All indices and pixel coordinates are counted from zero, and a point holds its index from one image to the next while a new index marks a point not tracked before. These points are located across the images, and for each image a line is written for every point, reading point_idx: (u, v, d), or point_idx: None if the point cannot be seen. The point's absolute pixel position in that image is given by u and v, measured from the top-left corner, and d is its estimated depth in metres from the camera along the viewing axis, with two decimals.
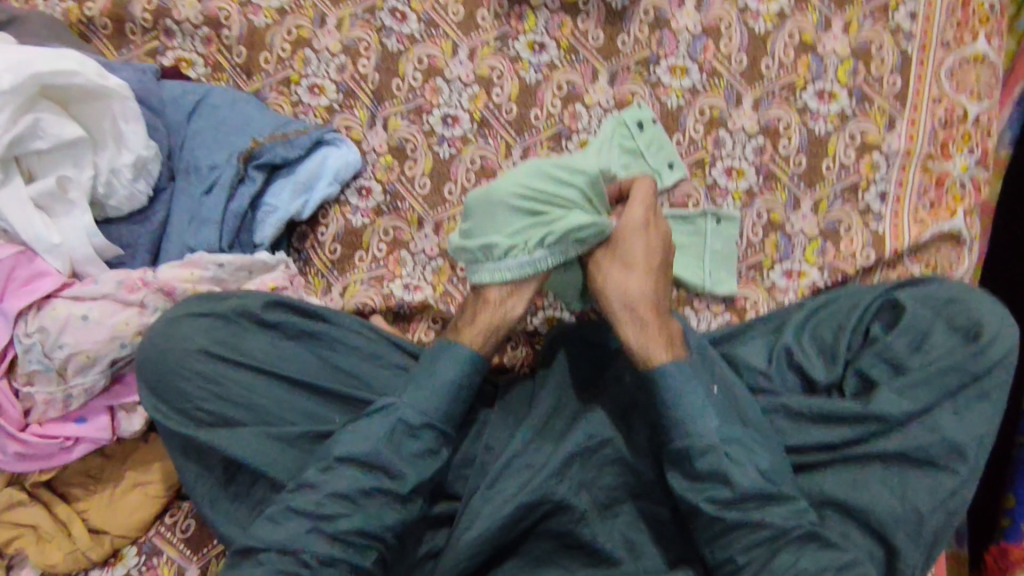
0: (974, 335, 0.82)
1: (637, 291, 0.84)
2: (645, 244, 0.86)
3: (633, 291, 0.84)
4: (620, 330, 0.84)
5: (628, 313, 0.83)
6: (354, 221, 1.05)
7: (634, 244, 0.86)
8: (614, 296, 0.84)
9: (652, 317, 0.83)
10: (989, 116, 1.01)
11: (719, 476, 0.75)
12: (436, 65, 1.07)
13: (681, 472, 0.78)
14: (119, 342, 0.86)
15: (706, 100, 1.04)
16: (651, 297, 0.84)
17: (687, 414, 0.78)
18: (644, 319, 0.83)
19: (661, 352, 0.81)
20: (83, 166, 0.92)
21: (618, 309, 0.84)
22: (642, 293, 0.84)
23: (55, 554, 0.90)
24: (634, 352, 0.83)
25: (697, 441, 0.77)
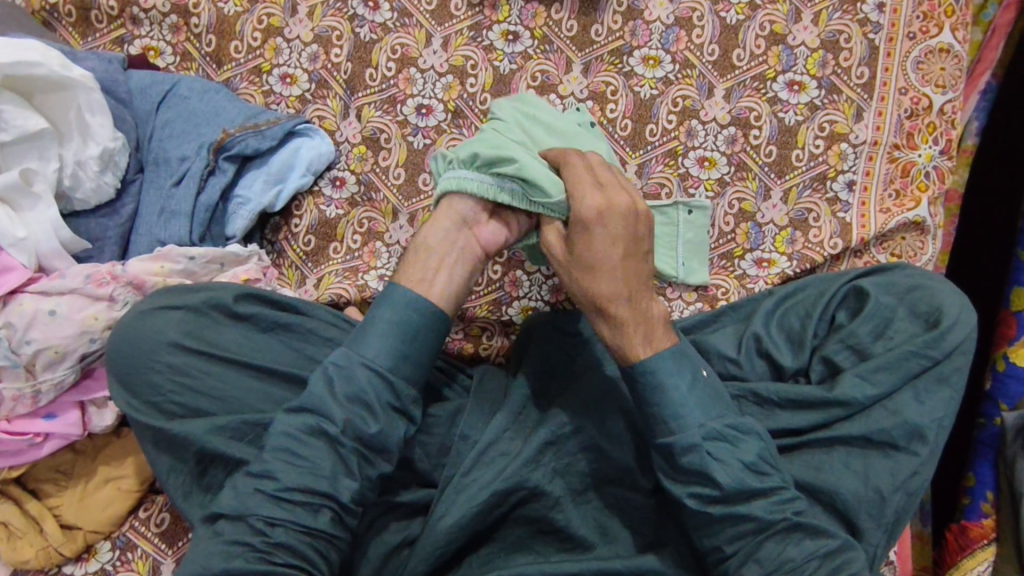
0: (935, 321, 0.84)
1: (606, 289, 0.80)
2: (604, 231, 0.81)
3: (603, 289, 0.80)
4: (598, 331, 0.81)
5: (599, 313, 0.81)
6: (328, 212, 1.04)
7: (592, 233, 0.81)
8: (584, 297, 0.82)
9: (626, 313, 0.79)
10: (952, 108, 1.03)
11: (703, 474, 0.74)
12: (409, 55, 1.06)
13: (667, 466, 0.77)
14: (88, 337, 0.86)
15: (679, 91, 1.05)
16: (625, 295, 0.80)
17: (670, 409, 0.76)
18: (619, 319, 0.79)
19: (638, 350, 0.78)
20: (48, 158, 0.91)
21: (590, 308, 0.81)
22: (607, 291, 0.80)
23: (27, 550, 0.89)
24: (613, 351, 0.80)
25: (680, 439, 0.75)
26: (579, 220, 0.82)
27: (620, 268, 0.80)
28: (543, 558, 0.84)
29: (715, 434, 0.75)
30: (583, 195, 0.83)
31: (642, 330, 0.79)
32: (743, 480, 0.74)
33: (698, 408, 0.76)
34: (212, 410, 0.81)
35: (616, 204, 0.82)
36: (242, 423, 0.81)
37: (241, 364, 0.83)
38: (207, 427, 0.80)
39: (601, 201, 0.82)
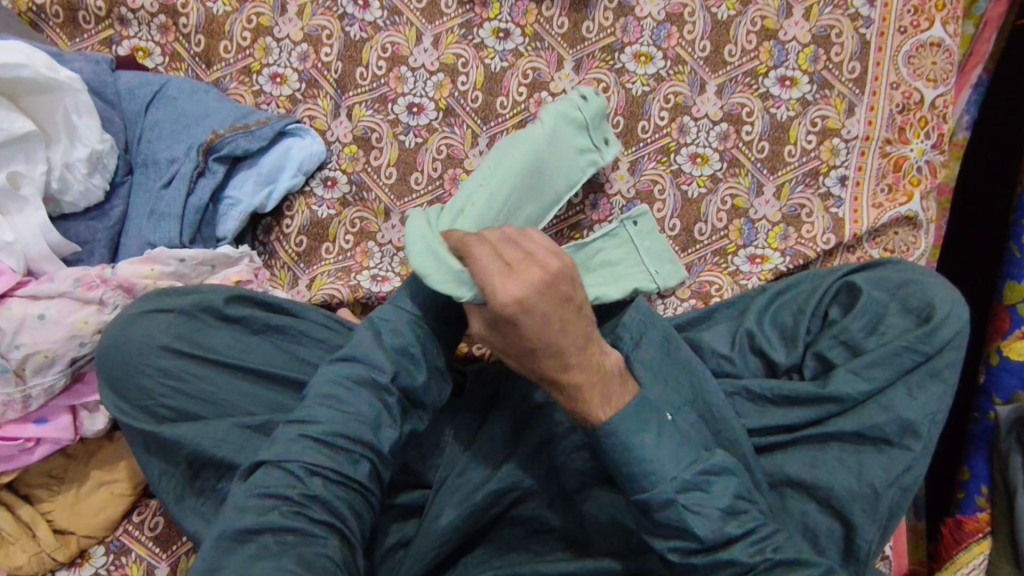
0: (927, 316, 0.84)
1: (550, 370, 0.76)
2: (532, 318, 0.73)
3: (549, 369, 0.76)
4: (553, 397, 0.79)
5: (551, 385, 0.78)
6: (320, 212, 1.04)
7: (519, 326, 0.74)
8: (530, 373, 0.78)
9: (580, 384, 0.77)
10: (944, 102, 1.03)
11: (679, 530, 0.74)
12: (399, 53, 1.06)
13: (645, 517, 0.76)
14: (78, 341, 0.85)
15: (671, 87, 1.05)
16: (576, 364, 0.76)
17: (637, 463, 0.75)
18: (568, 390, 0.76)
19: (598, 411, 0.77)
20: (35, 161, 0.90)
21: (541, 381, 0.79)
22: (551, 367, 0.76)
23: (20, 555, 0.89)
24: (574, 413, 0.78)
25: (654, 495, 0.74)
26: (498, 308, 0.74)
27: (563, 347, 0.75)
28: (538, 557, 0.84)
29: (688, 486, 0.74)
30: (494, 285, 0.74)
31: (601, 389, 0.77)
32: (721, 528, 0.73)
33: (667, 461, 0.74)
34: (203, 413, 0.81)
35: (530, 286, 0.74)
36: (235, 426, 0.80)
37: (232, 367, 0.82)
38: (198, 431, 0.79)
39: (511, 287, 0.73)
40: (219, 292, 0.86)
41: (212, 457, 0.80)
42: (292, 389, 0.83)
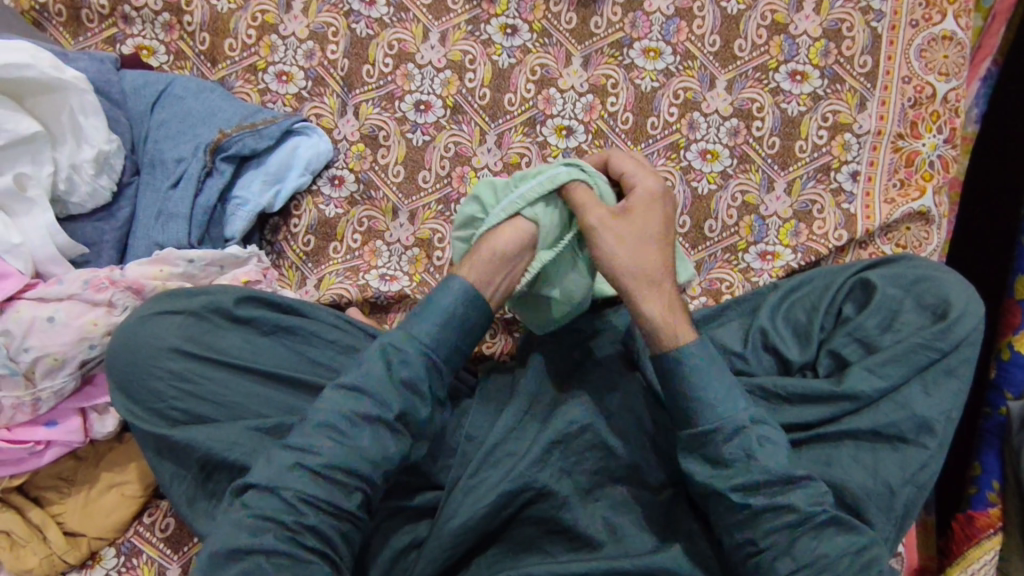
0: (942, 312, 0.84)
1: (636, 270, 0.81)
2: (649, 212, 0.84)
3: (651, 263, 0.81)
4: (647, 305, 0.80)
5: (648, 281, 0.81)
6: (327, 212, 1.03)
7: (639, 214, 0.83)
8: (635, 270, 0.81)
9: (662, 291, 0.81)
10: (956, 96, 1.02)
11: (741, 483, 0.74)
12: (406, 50, 1.05)
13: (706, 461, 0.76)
14: (87, 343, 0.84)
15: (680, 83, 1.04)
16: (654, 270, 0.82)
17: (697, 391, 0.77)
18: (658, 292, 0.81)
19: (684, 327, 0.80)
20: (42, 162, 0.89)
21: (632, 286, 0.81)
22: (637, 276, 0.81)
23: (32, 558, 0.89)
24: (659, 328, 0.79)
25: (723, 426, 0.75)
26: (628, 206, 0.84)
27: (658, 249, 0.83)
28: (552, 557, 0.83)
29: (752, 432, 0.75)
30: (644, 184, 0.86)
31: (661, 288, 0.81)
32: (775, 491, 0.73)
33: (730, 402, 0.76)
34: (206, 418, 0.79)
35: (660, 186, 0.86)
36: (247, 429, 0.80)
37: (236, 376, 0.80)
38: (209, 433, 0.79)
39: (654, 181, 0.86)
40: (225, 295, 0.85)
41: (223, 460, 0.79)
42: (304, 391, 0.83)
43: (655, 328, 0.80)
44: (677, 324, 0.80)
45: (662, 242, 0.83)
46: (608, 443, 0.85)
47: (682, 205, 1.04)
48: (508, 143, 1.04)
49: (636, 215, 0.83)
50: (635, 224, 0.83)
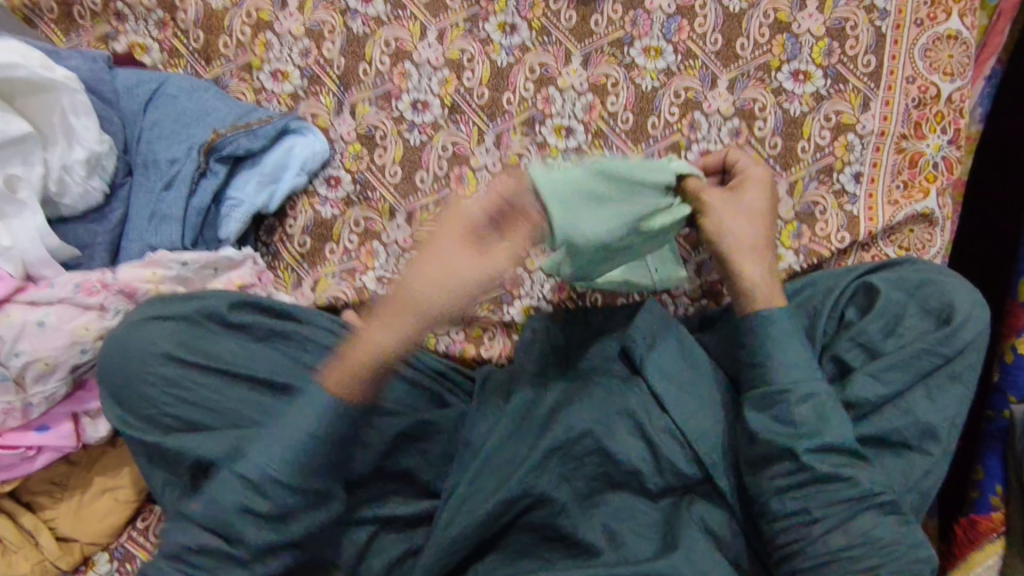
0: (947, 317, 0.83)
1: (757, 237, 0.89)
2: (758, 191, 0.92)
3: (751, 237, 0.89)
4: (748, 272, 0.88)
5: (750, 251, 0.88)
6: (323, 213, 1.02)
7: (748, 193, 0.91)
8: (744, 242, 0.88)
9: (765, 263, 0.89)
10: (961, 96, 1.01)
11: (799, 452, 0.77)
12: (403, 48, 1.03)
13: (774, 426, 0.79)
14: (79, 347, 0.83)
15: (681, 82, 1.03)
16: (757, 241, 0.89)
17: (765, 347, 0.82)
18: (764, 260, 0.89)
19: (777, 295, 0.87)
20: (33, 163, 0.88)
21: (732, 252, 0.89)
22: (754, 241, 0.89)
23: (23, 564, 0.88)
24: (758, 288, 0.87)
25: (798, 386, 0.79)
26: (739, 185, 0.93)
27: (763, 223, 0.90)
28: (550, 564, 0.82)
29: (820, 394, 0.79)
30: (753, 172, 0.93)
31: (756, 262, 0.88)
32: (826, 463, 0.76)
33: (803, 365, 0.81)
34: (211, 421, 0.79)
35: (764, 172, 0.93)
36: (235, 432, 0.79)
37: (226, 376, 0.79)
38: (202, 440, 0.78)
39: (762, 170, 0.93)
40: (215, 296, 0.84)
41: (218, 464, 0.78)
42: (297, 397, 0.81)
43: (756, 288, 0.87)
44: (765, 294, 0.86)
45: (766, 219, 0.91)
46: (606, 449, 0.84)
47: None
48: (507, 143, 1.03)
49: (749, 194, 0.91)
50: (749, 203, 0.91)
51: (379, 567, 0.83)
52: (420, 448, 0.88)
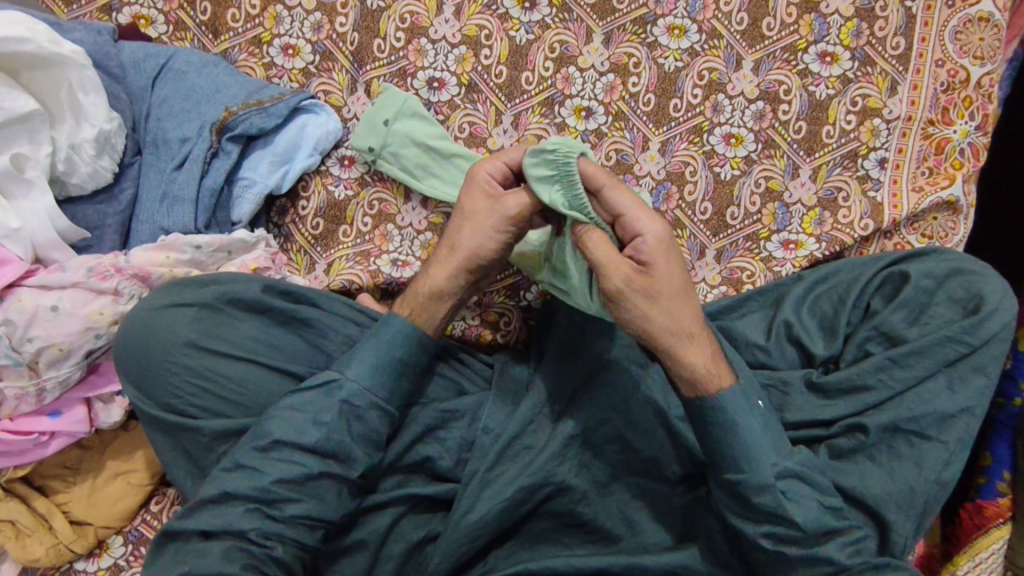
0: (975, 307, 0.81)
1: (677, 330, 0.74)
2: (669, 262, 0.74)
3: (684, 320, 0.75)
4: (687, 365, 0.75)
5: (687, 339, 0.75)
6: (337, 193, 0.99)
7: (657, 273, 0.73)
8: (666, 329, 0.74)
9: (698, 358, 0.75)
10: (990, 80, 0.98)
11: (775, 514, 0.73)
12: (419, 24, 1.00)
13: (737, 506, 0.75)
14: (93, 333, 0.82)
15: (705, 63, 1.00)
16: (681, 327, 0.74)
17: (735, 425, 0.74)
18: (699, 353, 0.75)
19: (718, 380, 0.75)
20: (40, 142, 0.85)
21: (668, 345, 0.75)
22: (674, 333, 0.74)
23: (38, 548, 0.86)
24: (699, 377, 0.75)
25: (752, 480, 0.73)
26: (629, 207, 0.75)
27: (681, 304, 0.75)
28: (569, 551, 0.82)
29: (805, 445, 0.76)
30: (642, 222, 0.74)
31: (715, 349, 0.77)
32: (823, 517, 0.73)
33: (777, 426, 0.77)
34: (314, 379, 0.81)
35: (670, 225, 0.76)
36: (312, 418, 0.76)
37: (389, 378, 0.79)
38: (234, 427, 0.78)
39: (663, 227, 0.74)
40: (337, 298, 0.85)
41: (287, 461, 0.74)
42: (370, 425, 0.77)
43: (696, 376, 0.75)
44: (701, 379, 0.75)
45: (686, 291, 0.75)
46: (627, 437, 0.84)
47: (704, 191, 1.00)
48: (525, 125, 1.00)
49: (656, 286, 0.73)
50: (620, 273, 0.73)
51: (398, 554, 0.82)
52: (438, 435, 0.85)
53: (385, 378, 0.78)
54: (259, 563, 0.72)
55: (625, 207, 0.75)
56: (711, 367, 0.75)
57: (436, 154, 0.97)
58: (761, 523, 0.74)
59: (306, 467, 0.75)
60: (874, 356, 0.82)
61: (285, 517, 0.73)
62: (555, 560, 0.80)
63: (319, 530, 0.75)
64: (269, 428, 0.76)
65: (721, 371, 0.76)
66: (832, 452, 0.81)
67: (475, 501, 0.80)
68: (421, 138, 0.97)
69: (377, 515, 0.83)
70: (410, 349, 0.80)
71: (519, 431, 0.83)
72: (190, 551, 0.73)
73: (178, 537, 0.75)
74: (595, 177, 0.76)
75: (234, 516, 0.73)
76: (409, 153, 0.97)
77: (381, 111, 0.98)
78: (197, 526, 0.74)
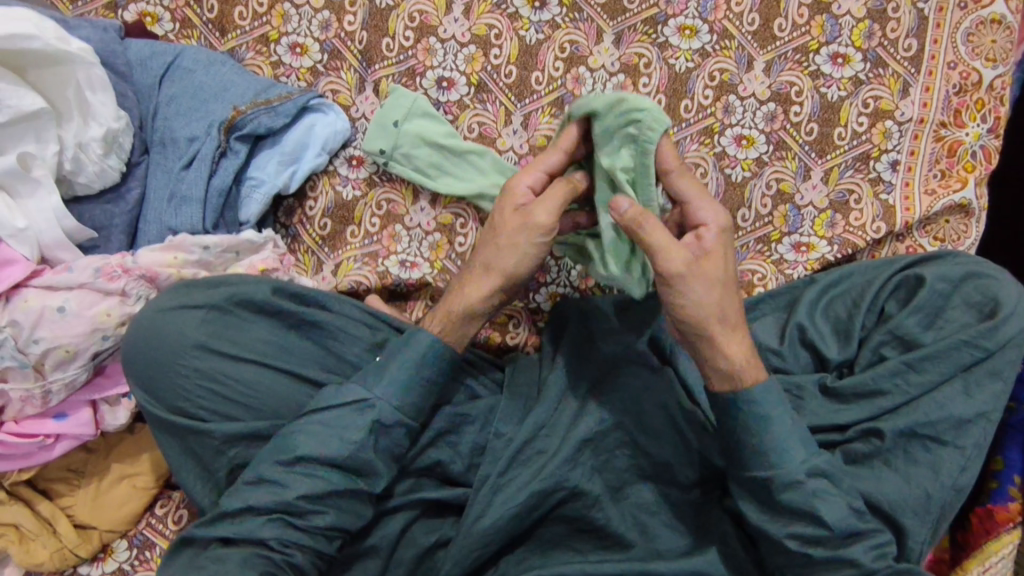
0: (991, 311, 0.81)
1: (726, 317, 0.75)
2: (724, 253, 0.77)
3: (730, 312, 0.76)
4: (723, 358, 0.75)
5: (729, 333, 0.75)
6: (345, 193, 0.98)
7: (714, 259, 0.76)
8: (713, 318, 0.75)
9: (738, 350, 0.76)
10: (1002, 83, 0.98)
11: (803, 511, 0.72)
12: (428, 23, 0.99)
13: (761, 503, 0.75)
14: (101, 335, 0.81)
15: (717, 64, 0.99)
16: (733, 315, 0.76)
17: (754, 431, 0.73)
18: (740, 343, 0.76)
19: (755, 374, 0.75)
20: (47, 141, 0.84)
21: (711, 334, 0.75)
22: (724, 320, 0.75)
23: (42, 552, 0.85)
24: (738, 370, 0.75)
25: (781, 477, 0.72)
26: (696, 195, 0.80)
27: (730, 294, 0.77)
28: (581, 556, 0.81)
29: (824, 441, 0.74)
30: (703, 210, 0.78)
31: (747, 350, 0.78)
32: (850, 518, 0.72)
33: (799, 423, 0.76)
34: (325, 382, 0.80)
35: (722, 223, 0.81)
36: (324, 423, 0.75)
37: (401, 381, 0.78)
38: (246, 431, 0.77)
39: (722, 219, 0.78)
40: (348, 300, 0.84)
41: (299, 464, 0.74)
42: (389, 435, 0.77)
43: (735, 369, 0.75)
44: (742, 371, 0.75)
45: (735, 286, 0.77)
46: (639, 441, 0.83)
47: (715, 192, 0.99)
48: (535, 125, 0.99)
49: (712, 271, 0.75)
50: (681, 255, 0.74)
51: (409, 559, 0.81)
52: (450, 439, 0.84)
53: (397, 380, 0.77)
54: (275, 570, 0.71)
55: (690, 193, 0.80)
56: (752, 356, 0.76)
57: (450, 153, 0.97)
58: (788, 522, 0.73)
59: (316, 470, 0.74)
60: (889, 360, 0.82)
61: (295, 522, 0.72)
62: (568, 566, 0.79)
63: (329, 534, 0.74)
64: (290, 442, 0.74)
65: (756, 364, 0.76)
66: (846, 457, 0.81)
67: (488, 505, 0.79)
68: (431, 138, 0.96)
69: (388, 519, 0.82)
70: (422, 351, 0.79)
71: (531, 434, 0.82)
72: (203, 557, 0.72)
73: (187, 542, 0.74)
74: (669, 157, 0.81)
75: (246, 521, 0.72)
76: (421, 153, 0.96)
77: (390, 113, 0.97)
78: (209, 528, 0.73)
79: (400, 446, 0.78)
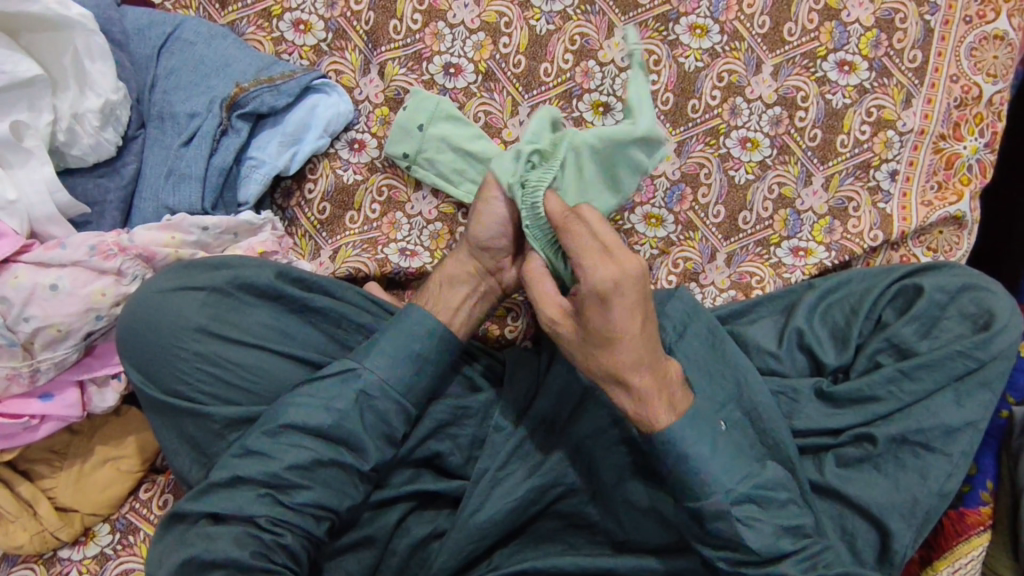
0: (985, 323, 0.83)
1: (621, 364, 0.72)
2: (610, 309, 0.71)
3: (615, 362, 0.72)
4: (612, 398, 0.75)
5: (613, 380, 0.73)
6: (345, 177, 0.96)
7: (592, 313, 0.72)
8: (592, 364, 0.74)
9: (644, 389, 0.73)
10: (1001, 99, 1.00)
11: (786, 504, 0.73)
12: (437, 7, 0.97)
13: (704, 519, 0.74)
14: (94, 314, 0.78)
15: (726, 64, 0.99)
16: (637, 363, 0.72)
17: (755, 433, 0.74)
18: (639, 389, 0.73)
19: (661, 414, 0.72)
20: (40, 110, 0.81)
21: (604, 381, 0.75)
22: (620, 365, 0.72)
23: (20, 535, 0.82)
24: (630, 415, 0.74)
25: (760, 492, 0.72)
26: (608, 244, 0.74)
27: (625, 343, 0.72)
28: (575, 550, 0.81)
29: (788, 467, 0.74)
30: (588, 264, 0.72)
31: (671, 390, 0.74)
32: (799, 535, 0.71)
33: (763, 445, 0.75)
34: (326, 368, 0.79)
35: (629, 272, 0.72)
36: (314, 391, 0.74)
37: (403, 371, 0.77)
38: (246, 417, 0.75)
39: (615, 269, 0.71)
40: (350, 285, 0.83)
41: (297, 453, 0.72)
42: (390, 426, 0.76)
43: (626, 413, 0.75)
44: (638, 413, 0.73)
45: (636, 333, 0.72)
46: None
47: (717, 194, 1.00)
48: None
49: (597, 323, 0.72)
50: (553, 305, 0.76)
51: (402, 550, 0.80)
52: (450, 432, 0.84)
53: (398, 370, 0.76)
54: (271, 553, 0.70)
55: (574, 246, 0.74)
56: (659, 398, 0.73)
57: (472, 157, 0.94)
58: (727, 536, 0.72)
59: (314, 460, 0.72)
60: (884, 367, 0.84)
61: (295, 505, 0.71)
62: (562, 560, 0.79)
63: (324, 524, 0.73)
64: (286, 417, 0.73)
65: (659, 410, 0.73)
66: (839, 460, 0.82)
67: (486, 497, 0.79)
68: (457, 142, 0.94)
69: (385, 510, 0.81)
70: (424, 340, 0.78)
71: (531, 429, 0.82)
72: (194, 534, 0.71)
73: (179, 528, 0.73)
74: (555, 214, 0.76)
75: (243, 505, 0.71)
76: (444, 158, 0.94)
77: (411, 117, 0.94)
78: (203, 515, 0.72)
79: (399, 435, 0.77)
